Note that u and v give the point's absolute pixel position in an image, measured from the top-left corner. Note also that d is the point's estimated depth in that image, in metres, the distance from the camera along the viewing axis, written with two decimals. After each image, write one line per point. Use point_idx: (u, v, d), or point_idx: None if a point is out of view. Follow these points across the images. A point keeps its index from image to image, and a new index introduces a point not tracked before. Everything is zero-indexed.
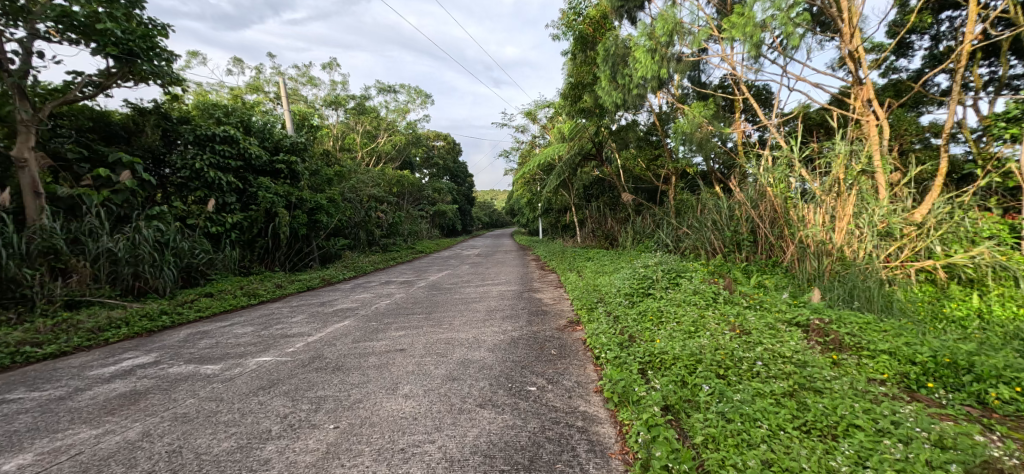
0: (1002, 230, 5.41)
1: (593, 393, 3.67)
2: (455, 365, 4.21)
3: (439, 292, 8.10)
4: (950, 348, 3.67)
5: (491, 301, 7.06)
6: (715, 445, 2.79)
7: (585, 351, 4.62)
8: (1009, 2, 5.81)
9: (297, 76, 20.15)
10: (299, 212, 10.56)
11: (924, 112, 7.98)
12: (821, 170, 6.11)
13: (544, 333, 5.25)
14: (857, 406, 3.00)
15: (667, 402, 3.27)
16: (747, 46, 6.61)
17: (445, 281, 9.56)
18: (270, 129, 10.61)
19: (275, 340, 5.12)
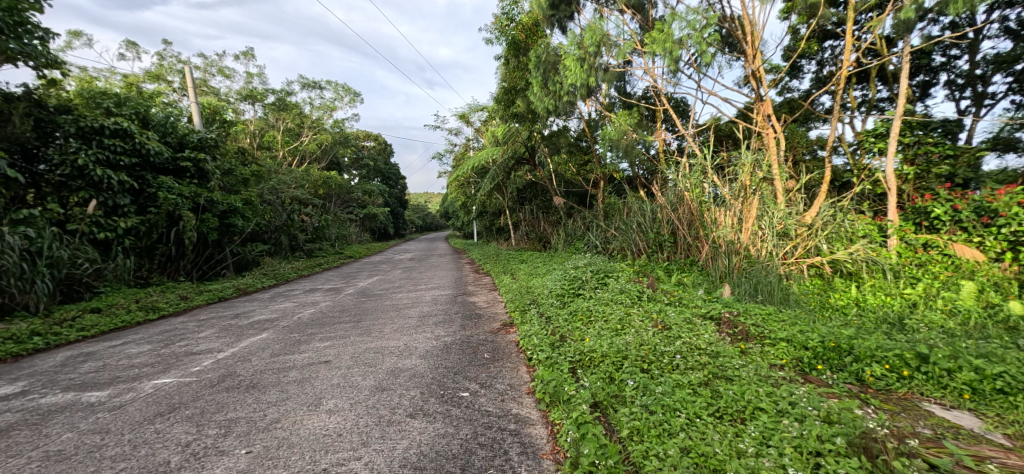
0: (872, 230, 6.28)
1: (525, 395, 3.84)
2: (385, 374, 4.21)
3: (368, 299, 7.96)
4: (835, 333, 4.22)
5: (423, 307, 7.06)
6: (640, 437, 3.05)
7: (518, 353, 4.80)
8: (878, 35, 6.72)
9: (205, 66, 18.78)
10: (209, 216, 9.90)
11: (812, 128, 9.02)
12: (731, 176, 6.75)
13: (478, 337, 5.36)
14: (761, 391, 3.38)
15: (596, 399, 3.50)
16: (666, 61, 7.11)
17: (376, 287, 9.38)
18: (173, 122, 9.84)
19: (178, 359, 4.82)
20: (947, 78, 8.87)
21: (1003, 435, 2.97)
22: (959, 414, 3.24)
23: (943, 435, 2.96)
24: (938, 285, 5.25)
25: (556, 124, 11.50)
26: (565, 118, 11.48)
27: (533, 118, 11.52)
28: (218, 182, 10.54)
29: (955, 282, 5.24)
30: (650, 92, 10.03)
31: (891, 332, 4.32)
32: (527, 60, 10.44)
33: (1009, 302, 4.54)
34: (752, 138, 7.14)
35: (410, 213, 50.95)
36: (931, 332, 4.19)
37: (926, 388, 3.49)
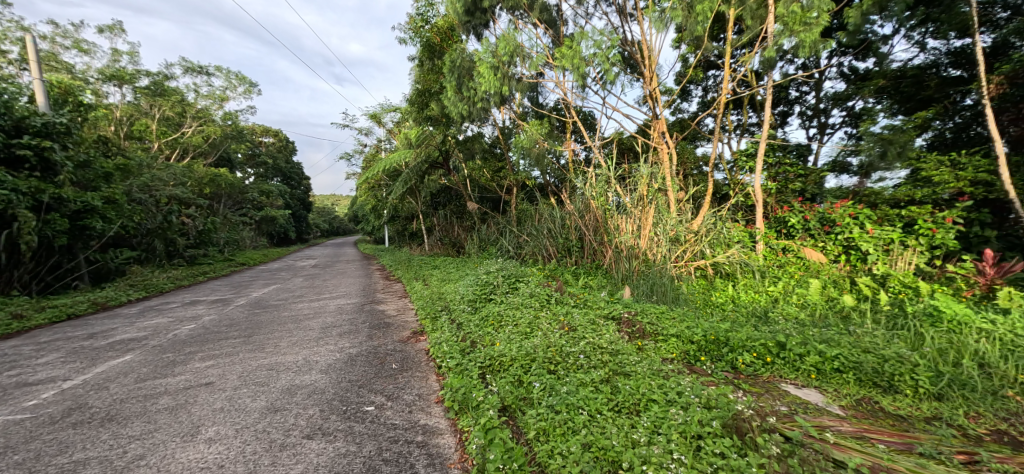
0: (744, 237, 7.24)
1: (434, 404, 3.95)
2: (279, 393, 4.08)
3: (263, 311, 7.50)
4: (715, 327, 4.83)
5: (327, 317, 6.82)
6: (545, 437, 3.27)
7: (428, 361, 4.90)
8: (751, 68, 7.76)
9: (58, 37, 16.39)
10: (57, 217, 8.65)
11: (698, 146, 10.15)
12: (631, 187, 7.38)
13: (387, 347, 5.37)
14: (654, 384, 3.78)
15: (504, 403, 3.71)
16: (574, 75, 7.62)
17: (272, 297, 8.85)
18: (8, 102, 8.44)
19: (8, 392, 4.25)
20: (799, 110, 10.45)
21: (839, 406, 3.56)
22: (807, 391, 3.85)
23: (796, 411, 3.48)
24: (793, 283, 6.20)
25: (470, 129, 11.69)
26: (480, 124, 11.74)
27: (447, 123, 11.63)
28: (71, 176, 9.22)
29: (805, 280, 6.24)
30: (560, 104, 10.61)
31: (758, 325, 5.03)
32: (442, 63, 10.57)
33: (844, 296, 5.50)
34: (649, 153, 7.86)
35: (315, 216, 48.21)
36: (788, 323, 4.95)
37: (784, 371, 4.10)
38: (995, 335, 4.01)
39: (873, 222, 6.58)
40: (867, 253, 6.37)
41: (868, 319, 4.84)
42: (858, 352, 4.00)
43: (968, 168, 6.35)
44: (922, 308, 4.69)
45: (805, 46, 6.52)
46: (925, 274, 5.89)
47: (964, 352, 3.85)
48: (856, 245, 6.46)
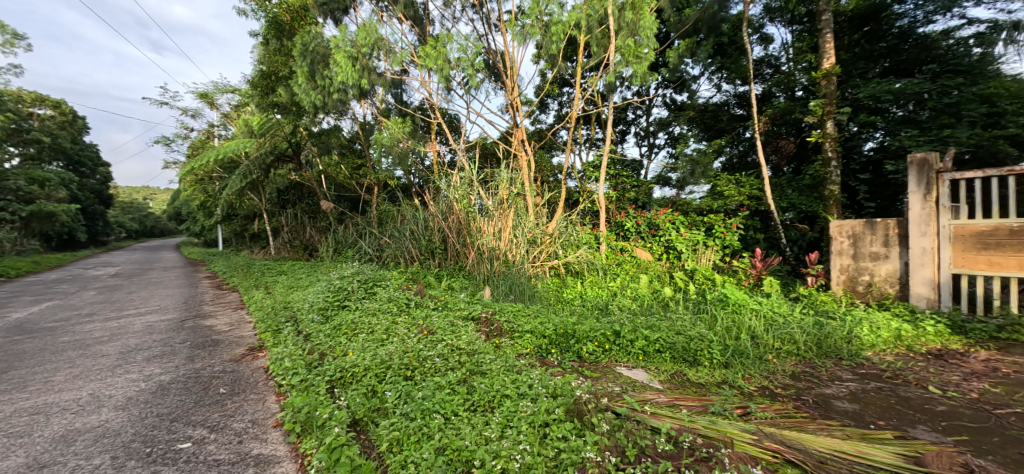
0: (591, 239, 8.19)
1: (270, 429, 3.70)
2: (50, 444, 3.44)
3: (25, 338, 6.13)
4: (564, 322, 5.43)
5: (128, 340, 5.92)
6: (399, 447, 3.13)
7: (267, 381, 4.60)
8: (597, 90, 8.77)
9: None
10: None
11: (555, 155, 11.06)
12: (492, 191, 7.84)
13: (211, 369, 4.93)
14: (507, 380, 3.85)
15: (355, 417, 3.54)
16: (438, 76, 7.83)
17: (42, 319, 7.28)
18: None
19: None
20: (634, 131, 12.09)
21: (659, 381, 4.22)
22: (635, 371, 4.51)
23: (626, 390, 3.92)
24: (628, 278, 7.26)
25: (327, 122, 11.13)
26: (337, 117, 11.30)
27: (297, 112, 10.98)
28: None
29: (637, 275, 7.35)
30: (425, 106, 10.75)
31: (599, 317, 5.76)
32: (291, 45, 10.08)
33: (665, 288, 6.65)
34: (510, 159, 8.45)
35: (120, 214, 40.43)
36: (622, 313, 5.79)
37: (619, 356, 4.75)
38: (761, 313, 5.26)
39: (685, 227, 8.03)
40: (680, 252, 7.72)
41: (682, 306, 5.90)
42: (672, 335, 4.81)
43: (748, 187, 8.16)
44: (717, 295, 5.90)
45: (637, 76, 7.73)
46: (720, 268, 7.49)
47: (742, 328, 4.94)
48: (674, 245, 7.82)
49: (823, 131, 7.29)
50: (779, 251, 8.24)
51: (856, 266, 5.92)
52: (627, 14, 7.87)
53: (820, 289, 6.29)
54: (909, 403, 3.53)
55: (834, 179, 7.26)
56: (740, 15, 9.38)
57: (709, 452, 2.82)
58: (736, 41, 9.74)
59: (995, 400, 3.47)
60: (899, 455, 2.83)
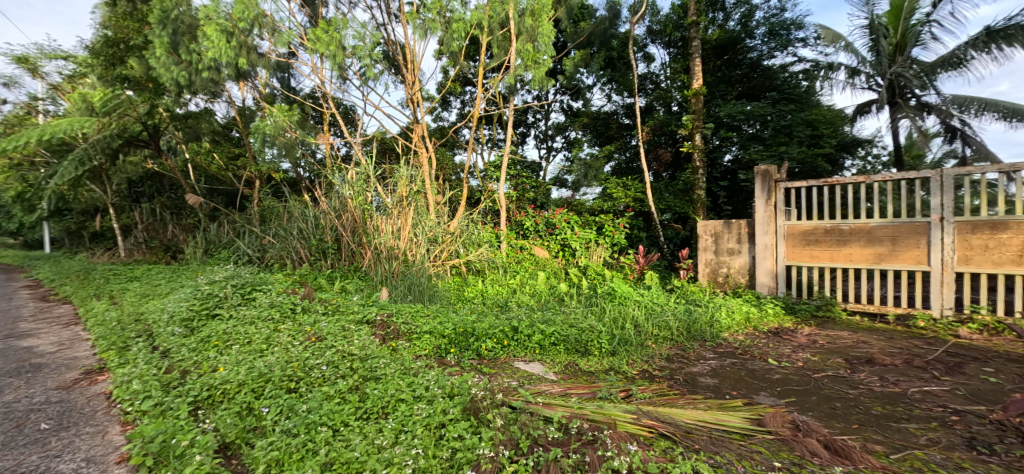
0: (491, 237, 8.44)
1: (114, 466, 2.94)
2: None
3: None
4: (462, 320, 5.39)
5: None
6: (278, 469, 2.65)
7: (109, 409, 3.70)
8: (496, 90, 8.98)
9: None
10: None
11: (457, 154, 11.22)
12: (389, 188, 7.69)
13: (30, 401, 3.88)
14: (402, 384, 3.50)
15: (224, 441, 2.97)
16: (330, 61, 7.52)
17: None
18: None
19: None
20: (534, 134, 12.62)
21: (554, 373, 4.33)
22: (532, 364, 4.65)
23: (523, 383, 3.86)
24: (527, 275, 7.62)
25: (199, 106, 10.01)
26: (210, 99, 10.36)
27: (156, 90, 9.84)
28: None
29: (535, 272, 7.76)
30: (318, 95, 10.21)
31: (497, 312, 5.96)
32: (149, 11, 9.06)
33: (560, 283, 7.11)
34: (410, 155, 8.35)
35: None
36: (520, 308, 6.05)
37: (517, 351, 4.85)
38: (642, 304, 5.89)
39: (579, 226, 8.60)
40: (575, 250, 8.26)
41: (575, 300, 6.36)
42: (567, 328, 5.03)
43: (633, 190, 8.97)
44: (606, 289, 6.50)
45: (535, 81, 8.15)
46: (609, 264, 8.18)
47: (627, 319, 5.44)
48: (569, 243, 8.37)
49: (693, 143, 8.29)
50: (657, 249, 9.20)
51: (716, 260, 6.89)
52: (526, 20, 8.22)
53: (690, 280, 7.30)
54: (755, 374, 4.18)
55: (700, 185, 8.30)
56: (627, 33, 10.31)
57: (594, 434, 2.83)
58: (624, 56, 10.53)
59: (814, 366, 4.26)
60: (749, 419, 3.12)
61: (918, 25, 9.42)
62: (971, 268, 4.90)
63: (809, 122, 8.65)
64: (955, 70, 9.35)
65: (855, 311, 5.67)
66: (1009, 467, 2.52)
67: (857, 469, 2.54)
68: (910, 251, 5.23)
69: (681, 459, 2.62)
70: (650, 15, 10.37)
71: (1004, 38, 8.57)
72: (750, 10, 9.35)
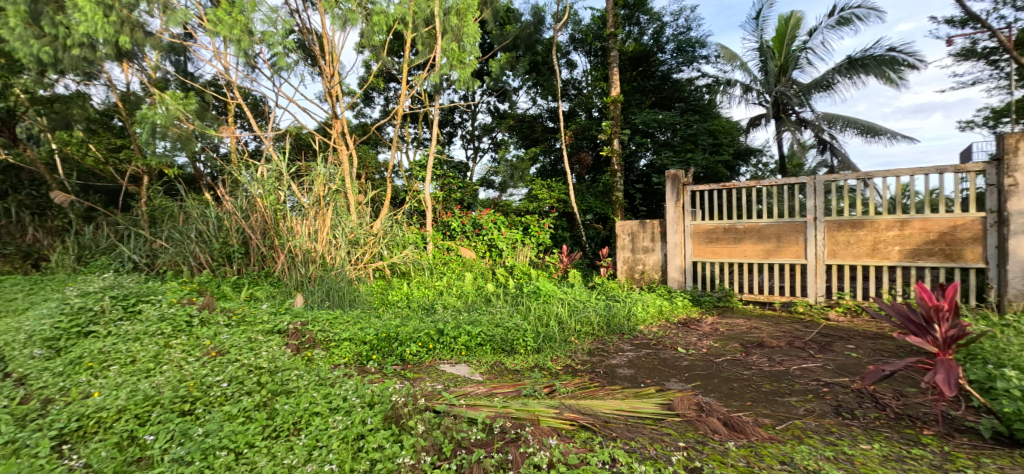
0: (416, 238, 8.33)
1: None
2: None
3: None
4: (388, 325, 4.95)
5: None
6: None
7: None
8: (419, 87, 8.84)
9: None
10: None
11: (381, 152, 10.99)
12: (305, 187, 7.12)
13: None
14: (317, 395, 3.18)
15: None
16: (234, 45, 6.87)
17: None
18: None
19: None
20: (460, 134, 12.65)
21: (479, 373, 4.31)
22: (459, 366, 4.53)
23: (447, 386, 3.75)
24: (454, 276, 7.66)
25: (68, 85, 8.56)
26: (84, 80, 9.11)
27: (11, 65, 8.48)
28: None
29: (462, 274, 7.79)
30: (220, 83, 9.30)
31: (423, 314, 5.85)
32: None
33: (488, 284, 7.22)
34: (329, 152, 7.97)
35: None
36: (446, 310, 5.94)
37: (442, 354, 4.73)
38: (565, 301, 6.18)
39: (505, 226, 8.85)
40: (502, 250, 8.45)
41: (501, 300, 6.47)
42: (493, 328, 5.03)
43: (557, 192, 9.38)
44: (531, 288, 6.72)
45: (461, 80, 8.20)
46: (535, 264, 8.43)
47: (551, 315, 5.67)
48: (496, 243, 8.54)
49: (611, 147, 8.80)
50: (581, 248, 9.58)
51: (633, 257, 7.36)
52: (451, 19, 8.29)
53: (610, 277, 7.72)
54: (666, 362, 4.56)
55: (618, 187, 8.81)
56: (550, 40, 10.69)
57: (517, 431, 2.81)
58: (549, 62, 11.04)
59: (715, 351, 4.74)
60: (661, 404, 3.42)
61: (797, 51, 10.72)
62: (837, 260, 5.68)
63: (711, 131, 9.54)
64: (825, 92, 10.74)
65: (749, 300, 6.35)
66: (865, 428, 2.99)
67: (750, 441, 2.88)
68: (791, 247, 5.97)
69: (600, 447, 2.77)
70: (573, 24, 10.83)
71: (861, 67, 10.00)
72: (661, 27, 10.13)
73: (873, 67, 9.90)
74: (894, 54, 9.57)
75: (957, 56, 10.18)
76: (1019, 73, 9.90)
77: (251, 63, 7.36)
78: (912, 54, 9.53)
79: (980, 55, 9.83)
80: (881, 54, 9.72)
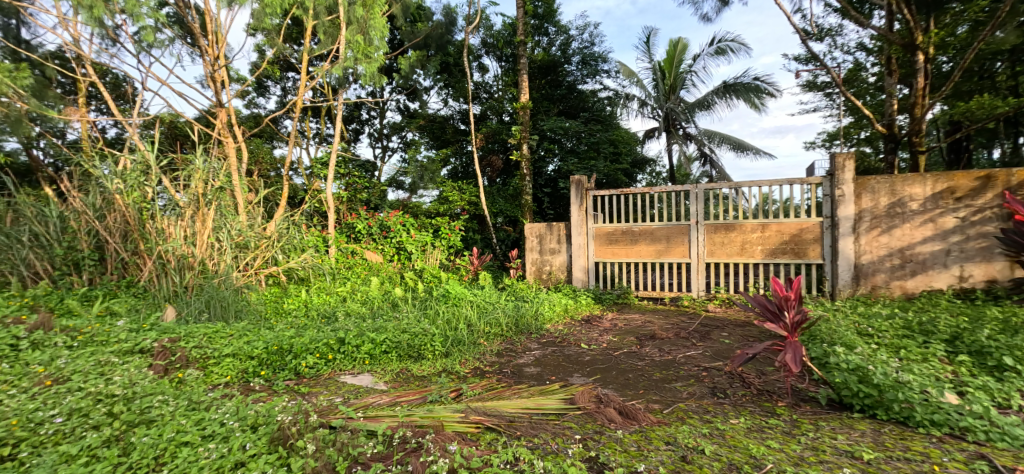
0: (317, 241, 7.86)
1: None
2: None
3: None
4: (278, 337, 4.62)
5: None
6: None
7: None
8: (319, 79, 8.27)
9: None
10: None
11: (276, 147, 10.27)
12: (180, 183, 6.30)
13: None
14: (185, 422, 2.86)
15: None
16: (83, 14, 5.82)
17: None
18: None
19: None
20: (368, 131, 12.19)
21: (383, 383, 4.18)
22: (361, 376, 4.38)
23: (348, 398, 3.61)
24: (359, 282, 7.34)
25: None
26: None
27: None
28: None
29: (368, 278, 7.51)
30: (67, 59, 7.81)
31: (323, 323, 5.50)
32: None
33: (395, 288, 7.02)
34: (212, 145, 7.18)
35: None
36: (347, 319, 5.62)
37: (343, 364, 4.51)
38: (475, 303, 6.20)
39: (415, 229, 8.70)
40: (410, 252, 8.28)
41: (409, 305, 6.32)
42: (398, 334, 4.87)
43: (468, 194, 9.41)
44: (441, 291, 6.65)
45: (368, 75, 7.93)
46: (445, 266, 8.37)
47: (460, 319, 5.65)
48: (404, 246, 8.36)
49: (521, 152, 9.01)
50: (491, 250, 9.66)
51: (541, 258, 7.59)
52: (357, 10, 7.84)
53: (519, 279, 7.91)
54: (570, 358, 4.76)
55: (527, 191, 9.05)
56: (461, 41, 10.68)
57: (418, 440, 2.79)
58: (460, 64, 10.90)
59: (614, 345, 5.05)
60: (563, 399, 3.58)
61: (684, 72, 11.77)
62: (715, 258, 6.33)
63: (612, 141, 10.17)
64: (705, 111, 11.91)
65: (644, 297, 6.84)
66: (735, 405, 3.38)
67: (641, 427, 3.11)
68: (678, 247, 6.54)
69: (503, 447, 2.84)
70: (485, 28, 10.87)
71: (734, 92, 11.20)
72: (568, 39, 10.56)
73: (742, 93, 11.17)
74: (759, 83, 10.92)
75: (803, 87, 11.84)
76: (848, 105, 11.80)
77: (114, 40, 6.44)
78: (772, 84, 10.93)
79: (820, 88, 11.54)
80: (749, 81, 11.03)
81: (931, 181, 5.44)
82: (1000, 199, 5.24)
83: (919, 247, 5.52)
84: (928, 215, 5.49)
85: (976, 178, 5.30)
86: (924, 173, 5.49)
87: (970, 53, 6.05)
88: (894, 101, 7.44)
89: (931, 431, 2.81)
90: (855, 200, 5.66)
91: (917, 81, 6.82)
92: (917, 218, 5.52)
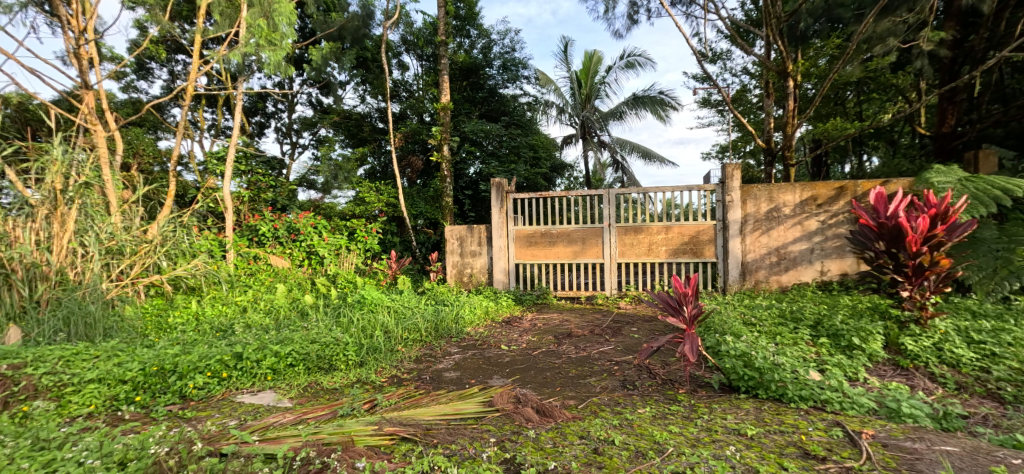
0: (212, 246, 7.17)
1: None
2: None
3: None
4: (158, 356, 4.11)
5: None
6: None
7: None
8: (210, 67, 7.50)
9: None
10: None
11: (161, 138, 9.28)
12: (30, 180, 5.38)
13: None
14: (30, 465, 2.44)
15: None
16: None
17: None
18: None
19: None
20: (274, 125, 11.36)
21: (288, 399, 3.88)
22: (262, 395, 4.02)
23: (245, 420, 3.31)
24: (263, 290, 6.79)
25: None
26: None
27: None
28: None
29: (274, 285, 6.96)
30: None
31: (216, 337, 4.98)
32: None
33: (305, 296, 6.57)
34: (76, 133, 6.24)
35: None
36: (246, 332, 5.13)
37: (240, 382, 4.12)
38: (391, 309, 5.96)
39: (328, 231, 8.23)
40: (322, 257, 7.84)
41: (320, 313, 5.94)
42: (306, 345, 4.54)
43: (386, 195, 9.09)
44: (356, 297, 6.35)
45: (272, 64, 7.38)
46: (362, 270, 8.01)
47: (375, 326, 5.40)
48: (316, 250, 7.89)
49: (442, 153, 8.86)
50: (411, 253, 9.41)
51: (462, 261, 7.53)
52: None
53: (439, 282, 7.79)
54: (491, 360, 4.75)
55: (448, 193, 8.93)
56: (380, 36, 10.31)
57: (323, 460, 2.63)
58: (378, 60, 10.51)
59: (533, 345, 5.11)
60: (482, 402, 3.54)
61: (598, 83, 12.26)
62: (626, 259, 6.65)
63: (532, 145, 10.35)
64: (617, 120, 12.50)
65: (562, 296, 7.02)
66: (644, 395, 3.53)
67: (557, 423, 3.15)
68: (594, 248, 6.78)
69: (418, 458, 2.73)
70: (405, 24, 10.45)
71: (642, 104, 11.86)
72: (489, 43, 10.60)
73: (648, 105, 11.88)
74: (664, 97, 11.71)
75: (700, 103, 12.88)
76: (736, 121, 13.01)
77: None
78: (675, 98, 11.77)
79: (713, 105, 12.61)
80: (655, 95, 11.77)
81: (799, 190, 6.11)
82: (849, 205, 5.99)
83: (791, 246, 6.17)
84: (797, 219, 6.15)
85: (833, 188, 6.03)
86: (793, 182, 6.15)
87: (827, 83, 6.69)
88: (771, 120, 8.24)
89: (799, 405, 3.14)
90: (741, 205, 6.21)
91: (787, 104, 7.52)
92: (789, 220, 6.17)
